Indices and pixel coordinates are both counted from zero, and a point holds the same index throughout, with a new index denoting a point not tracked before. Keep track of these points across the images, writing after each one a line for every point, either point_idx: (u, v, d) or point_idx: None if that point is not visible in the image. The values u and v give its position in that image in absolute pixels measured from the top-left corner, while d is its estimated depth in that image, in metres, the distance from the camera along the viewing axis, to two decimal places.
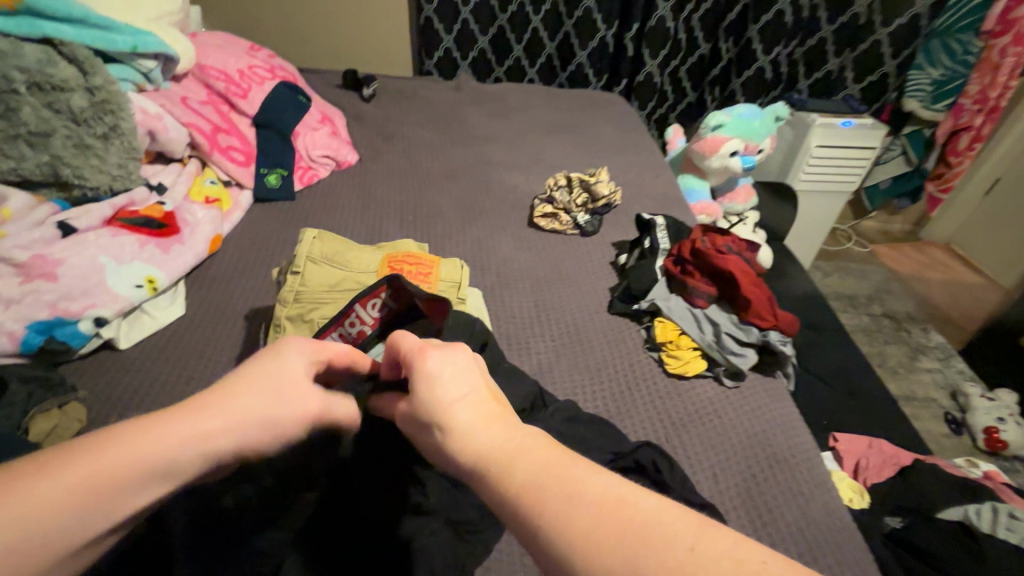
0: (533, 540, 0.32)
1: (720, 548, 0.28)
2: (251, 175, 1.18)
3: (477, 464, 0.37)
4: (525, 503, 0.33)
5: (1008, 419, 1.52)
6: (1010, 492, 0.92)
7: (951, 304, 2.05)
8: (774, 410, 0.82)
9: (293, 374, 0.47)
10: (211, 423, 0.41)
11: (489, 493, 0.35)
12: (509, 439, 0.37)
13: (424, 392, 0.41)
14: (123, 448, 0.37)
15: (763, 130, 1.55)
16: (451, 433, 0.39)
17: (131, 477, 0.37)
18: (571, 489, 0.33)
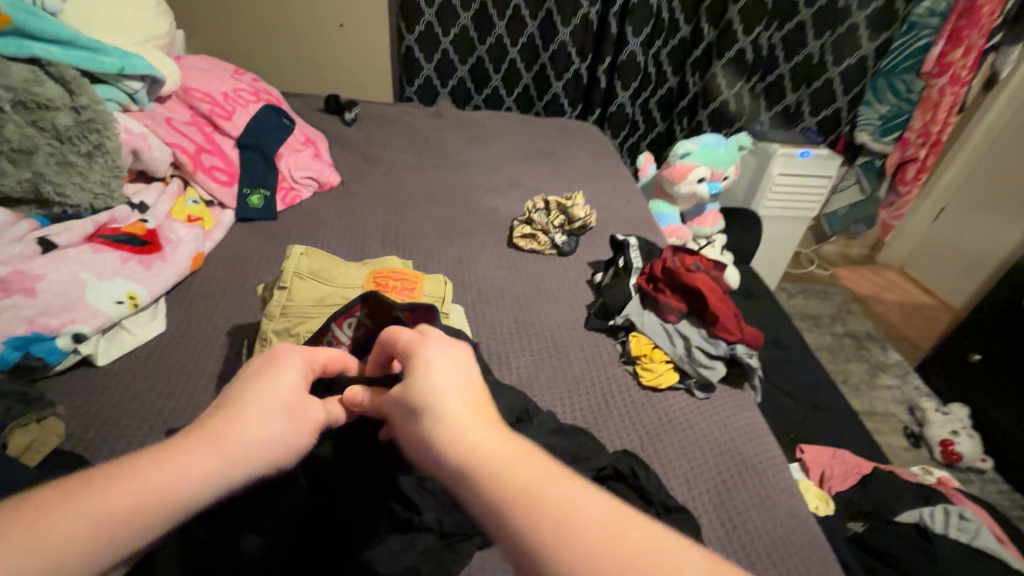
0: (527, 552, 0.34)
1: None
2: (233, 195, 1.19)
3: (467, 464, 0.39)
4: (522, 508, 0.35)
5: (961, 432, 1.61)
6: (960, 496, 0.98)
7: (907, 324, 2.17)
8: (741, 420, 0.86)
9: (295, 384, 0.49)
10: (225, 446, 0.42)
11: (481, 498, 0.37)
12: (503, 444, 0.40)
13: (421, 380, 0.44)
14: (139, 481, 0.38)
15: (728, 159, 1.66)
16: (444, 423, 0.41)
17: (150, 510, 0.38)
18: (569, 509, 0.35)
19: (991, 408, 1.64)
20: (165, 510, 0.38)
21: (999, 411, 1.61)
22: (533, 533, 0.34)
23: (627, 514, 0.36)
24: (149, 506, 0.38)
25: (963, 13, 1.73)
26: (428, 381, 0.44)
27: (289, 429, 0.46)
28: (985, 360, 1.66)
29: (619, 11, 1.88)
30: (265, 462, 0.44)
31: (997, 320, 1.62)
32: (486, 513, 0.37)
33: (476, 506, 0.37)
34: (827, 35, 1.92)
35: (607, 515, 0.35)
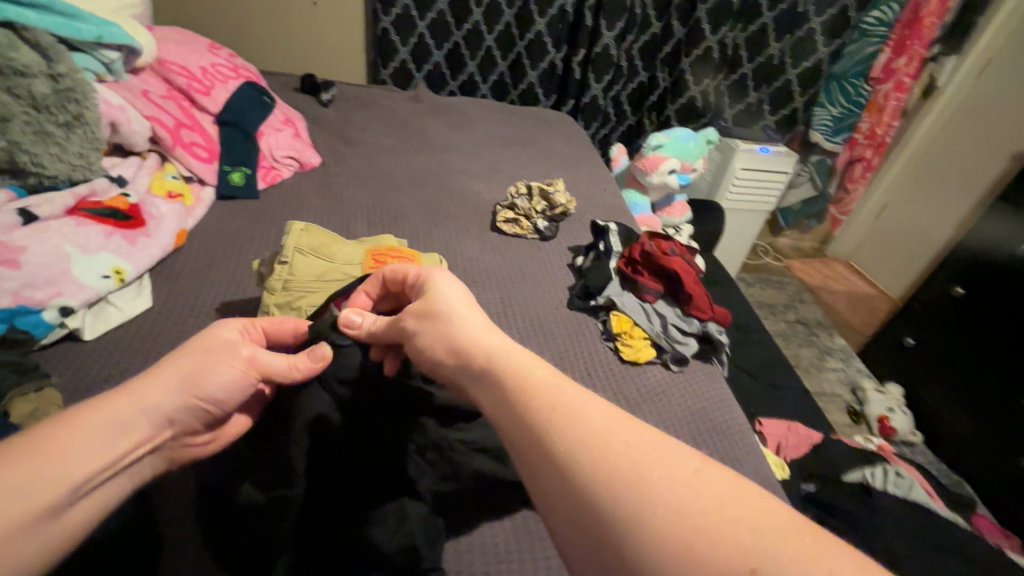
0: (545, 427, 0.44)
1: (720, 476, 0.39)
2: (213, 172, 1.17)
3: (494, 374, 0.50)
4: (542, 403, 0.45)
5: (896, 409, 1.78)
6: (894, 457, 1.11)
7: (852, 311, 2.34)
8: (711, 390, 0.94)
9: (216, 338, 0.60)
10: (142, 390, 0.53)
11: (507, 401, 0.48)
12: (524, 357, 0.51)
13: (440, 300, 0.60)
14: (74, 423, 0.49)
15: (697, 152, 1.75)
16: (465, 336, 0.55)
17: (83, 440, 0.48)
18: (583, 409, 0.44)
19: (921, 387, 1.81)
20: (105, 435, 0.49)
21: (928, 390, 1.78)
22: (545, 425, 0.44)
23: (632, 423, 0.44)
24: (91, 435, 0.48)
25: (907, 25, 1.93)
26: (446, 302, 0.60)
27: (208, 366, 0.57)
28: (918, 344, 1.83)
29: (594, 4, 1.92)
30: (183, 393, 0.55)
31: (930, 306, 1.79)
32: (508, 413, 0.47)
33: (500, 409, 0.48)
34: (787, 38, 2.03)
35: (613, 420, 0.44)
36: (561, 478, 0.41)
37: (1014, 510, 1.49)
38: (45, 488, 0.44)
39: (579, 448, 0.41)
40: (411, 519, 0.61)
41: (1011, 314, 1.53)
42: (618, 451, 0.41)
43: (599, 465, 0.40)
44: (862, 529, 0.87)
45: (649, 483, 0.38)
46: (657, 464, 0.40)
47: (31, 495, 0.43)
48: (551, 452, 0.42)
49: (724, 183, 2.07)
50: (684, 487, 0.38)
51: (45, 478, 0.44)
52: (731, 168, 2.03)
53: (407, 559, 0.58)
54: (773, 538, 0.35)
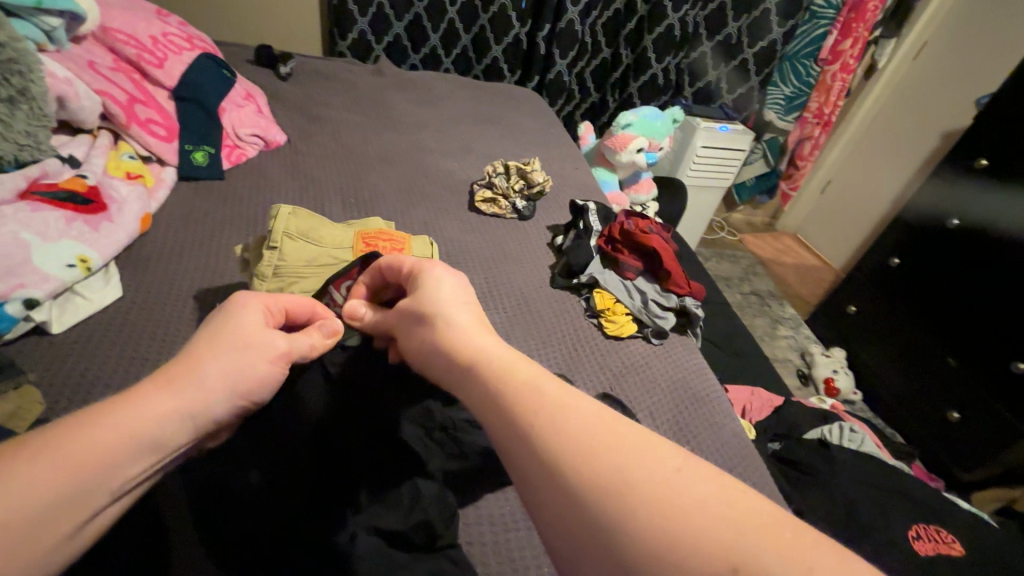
0: (525, 426, 0.41)
1: (705, 476, 0.36)
2: (174, 151, 1.11)
3: (479, 372, 0.48)
4: (522, 401, 0.43)
5: (840, 371, 1.93)
6: (846, 413, 1.22)
7: (800, 282, 2.49)
8: (687, 360, 0.99)
9: (249, 323, 0.55)
10: (187, 390, 0.47)
11: (491, 401, 0.45)
12: (508, 355, 0.48)
13: (430, 295, 0.57)
14: (110, 422, 0.42)
15: (664, 130, 1.79)
16: (452, 334, 0.52)
17: (120, 452, 0.42)
18: (566, 405, 0.41)
19: (861, 350, 1.97)
20: (140, 441, 0.43)
21: (868, 353, 1.94)
22: (530, 424, 0.41)
23: (615, 419, 0.41)
24: (126, 441, 0.42)
25: (852, 7, 2.03)
26: (435, 301, 0.56)
27: (250, 359, 0.52)
28: (860, 311, 1.97)
29: None
30: (228, 393, 0.50)
31: (871, 276, 1.93)
32: (492, 413, 0.44)
33: (484, 408, 0.45)
34: (744, 17, 2.09)
35: (598, 417, 0.41)
36: (547, 480, 0.38)
37: (941, 457, 1.67)
38: (65, 502, 0.38)
39: (563, 446, 0.38)
40: (424, 501, 0.62)
41: (940, 281, 1.68)
42: (599, 449, 0.37)
43: (585, 466, 0.37)
44: (823, 478, 0.93)
45: (632, 487, 0.35)
46: (639, 464, 0.36)
47: (46, 509, 0.37)
48: (536, 452, 0.39)
49: (685, 160, 2.14)
50: (675, 486, 0.35)
51: (68, 489, 0.39)
52: (693, 146, 2.10)
53: (425, 538, 0.60)
54: (763, 542, 0.31)
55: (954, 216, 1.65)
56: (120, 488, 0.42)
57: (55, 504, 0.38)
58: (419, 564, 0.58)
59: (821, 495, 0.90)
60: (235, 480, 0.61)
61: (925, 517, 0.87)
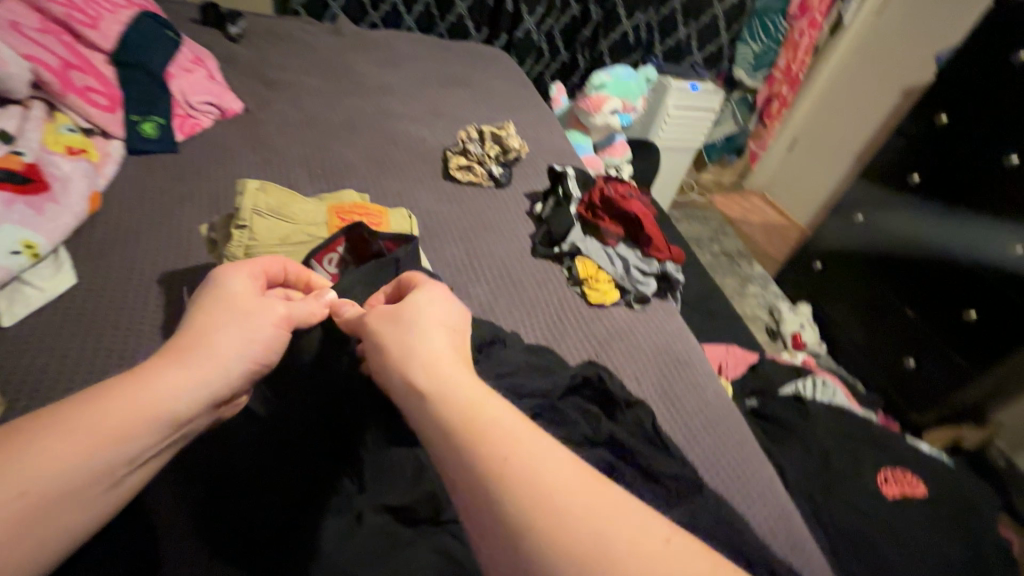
0: (499, 485, 0.38)
1: (685, 548, 0.36)
2: (119, 122, 1.03)
3: (445, 409, 0.43)
4: (495, 455, 0.39)
5: (806, 325, 2.01)
6: (816, 367, 1.27)
7: (767, 241, 2.53)
8: (668, 324, 1.00)
9: (242, 294, 0.54)
10: (200, 359, 0.47)
11: (454, 445, 0.41)
12: (474, 391, 0.44)
13: (409, 310, 0.53)
14: (118, 399, 0.43)
15: (638, 92, 1.76)
16: (421, 360, 0.48)
17: (135, 425, 0.42)
18: (540, 464, 0.39)
19: (826, 304, 2.02)
20: (148, 415, 0.43)
21: (832, 307, 2.00)
22: (500, 479, 0.38)
23: (591, 478, 0.39)
24: (134, 417, 0.43)
25: None
26: (414, 319, 0.52)
27: (256, 328, 0.52)
28: (826, 268, 2.01)
29: None
30: (238, 362, 0.50)
31: (835, 233, 1.96)
32: (453, 455, 0.41)
33: (446, 449, 0.41)
34: None
35: (576, 477, 0.39)
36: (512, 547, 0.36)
37: (896, 400, 1.78)
38: (77, 476, 0.40)
39: (541, 515, 0.36)
40: (423, 476, 0.62)
41: (901, 237, 1.73)
42: (579, 519, 0.36)
43: (561, 536, 0.35)
44: (800, 434, 0.97)
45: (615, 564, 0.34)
46: (620, 536, 0.35)
47: (58, 485, 0.39)
48: (502, 511, 0.37)
49: (657, 121, 2.11)
50: (653, 566, 0.34)
51: (79, 466, 0.40)
52: (665, 107, 2.07)
53: (432, 511, 0.60)
54: None
55: (915, 171, 1.68)
56: (133, 463, 0.43)
57: (66, 480, 0.39)
58: (422, 541, 0.58)
59: (797, 452, 0.94)
60: (228, 466, 0.61)
61: (894, 462, 0.92)
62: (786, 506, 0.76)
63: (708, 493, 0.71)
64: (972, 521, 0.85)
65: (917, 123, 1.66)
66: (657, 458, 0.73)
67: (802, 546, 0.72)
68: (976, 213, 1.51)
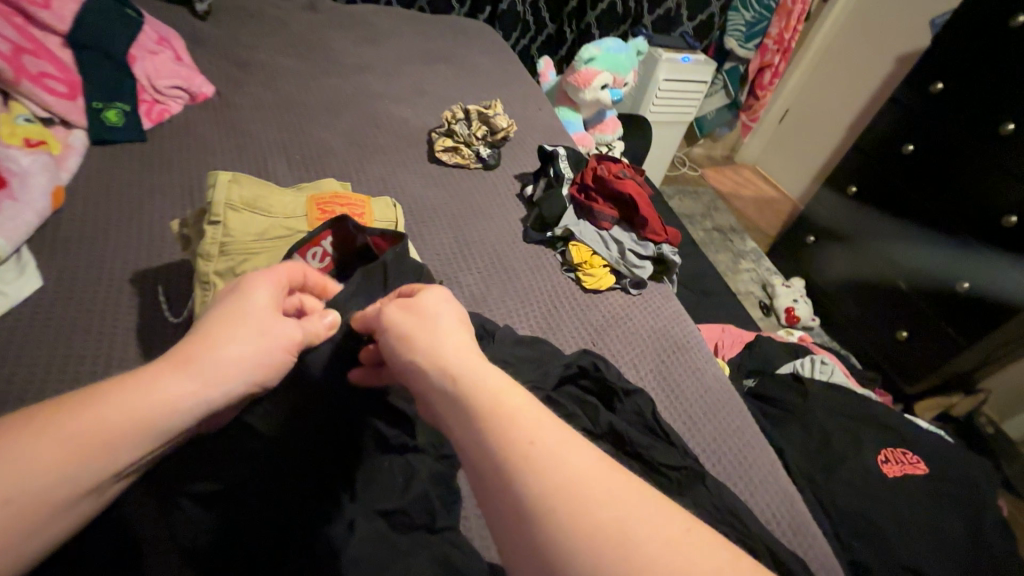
0: (517, 470, 0.36)
1: (711, 537, 0.34)
2: (80, 110, 0.97)
3: (464, 396, 0.41)
4: (513, 440, 0.37)
5: (800, 299, 1.96)
6: (812, 346, 1.26)
7: (759, 215, 2.50)
8: (667, 307, 0.97)
9: (263, 304, 0.50)
10: (204, 371, 0.44)
11: (476, 430, 0.39)
12: (497, 379, 0.42)
13: (426, 306, 0.50)
14: (117, 407, 0.41)
15: (629, 64, 1.69)
16: (438, 349, 0.45)
17: (122, 438, 0.40)
18: (559, 452, 0.37)
19: (819, 277, 1.98)
20: (145, 429, 0.41)
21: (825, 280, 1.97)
22: (520, 464, 0.36)
23: (612, 468, 0.37)
24: (129, 429, 0.41)
25: None
26: (433, 312, 0.49)
27: (268, 345, 0.49)
28: (818, 241, 1.97)
29: None
30: (243, 379, 0.47)
31: (828, 206, 1.92)
32: (475, 439, 0.39)
33: (467, 435, 0.40)
34: None
35: (597, 464, 0.37)
36: (530, 535, 0.34)
37: (888, 373, 1.77)
38: (63, 487, 0.38)
39: (559, 502, 0.34)
40: (418, 480, 0.60)
41: (897, 208, 1.69)
42: (598, 506, 0.34)
43: (583, 521, 0.33)
44: (799, 415, 0.96)
45: (639, 548, 0.32)
46: (644, 522, 0.34)
47: (41, 497, 0.37)
48: (523, 497, 0.35)
49: (648, 95, 2.06)
50: (678, 556, 0.32)
51: (59, 475, 0.38)
52: (655, 80, 2.01)
53: (426, 517, 0.59)
54: None
55: (909, 141, 1.63)
56: (121, 473, 0.41)
57: (51, 491, 0.37)
58: (421, 549, 0.56)
59: (797, 432, 0.94)
60: (216, 479, 0.55)
61: (892, 441, 0.92)
62: (790, 493, 0.75)
63: (709, 481, 0.69)
64: (973, 500, 0.84)
65: (911, 91, 1.62)
66: (658, 447, 0.70)
67: (807, 533, 0.71)
68: (973, 183, 1.48)
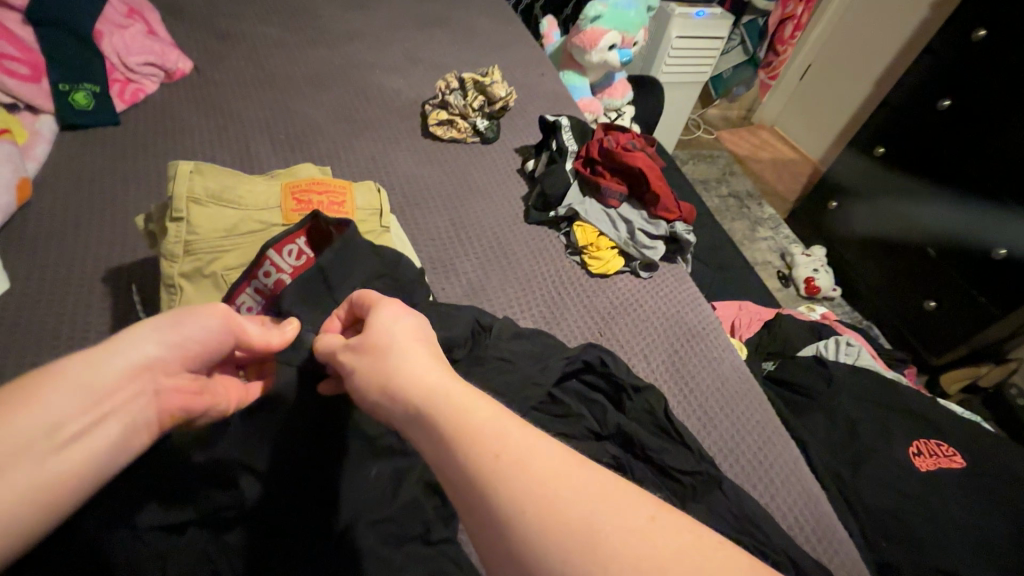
0: (482, 487, 0.32)
1: (681, 525, 0.29)
2: (46, 93, 0.91)
3: (430, 413, 0.37)
4: (475, 454, 0.33)
5: (820, 269, 1.85)
6: (837, 325, 1.18)
7: (778, 178, 2.36)
8: (681, 291, 0.90)
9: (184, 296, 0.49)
10: (126, 337, 0.43)
11: (443, 449, 0.35)
12: (455, 391, 0.37)
13: (377, 327, 0.44)
14: (42, 374, 0.38)
15: (638, 21, 1.55)
16: (403, 370, 0.40)
17: (48, 395, 0.37)
18: (521, 456, 0.33)
19: (842, 245, 1.87)
20: (74, 382, 0.39)
21: (849, 248, 1.84)
22: (487, 479, 0.32)
23: (579, 462, 0.33)
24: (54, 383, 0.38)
25: None
26: (388, 330, 0.44)
27: (199, 313, 0.47)
28: (841, 206, 1.85)
29: None
30: (174, 339, 0.45)
31: (852, 168, 1.79)
32: (443, 457, 0.35)
33: (438, 456, 0.35)
34: None
35: (561, 462, 0.33)
36: (507, 549, 0.30)
37: (912, 344, 1.67)
38: None
39: (527, 510, 0.30)
40: (408, 486, 0.56)
41: (929, 169, 1.56)
42: (563, 510, 0.30)
43: (551, 530, 0.29)
44: (823, 402, 0.90)
45: (609, 549, 0.28)
46: (612, 519, 0.29)
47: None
48: (492, 508, 0.31)
49: (659, 54, 1.92)
50: (647, 554, 0.28)
51: None
52: (667, 37, 1.87)
53: (421, 527, 0.54)
54: None
55: (946, 96, 1.49)
56: (56, 432, 0.37)
57: None
58: (414, 565, 0.52)
59: (820, 422, 0.88)
60: (185, 505, 0.50)
61: (921, 431, 0.86)
62: (813, 492, 0.69)
63: (727, 484, 0.64)
64: (1015, 496, 0.78)
65: (948, 40, 1.46)
66: (671, 450, 0.65)
67: (831, 537, 0.66)
68: (1015, 140, 1.34)
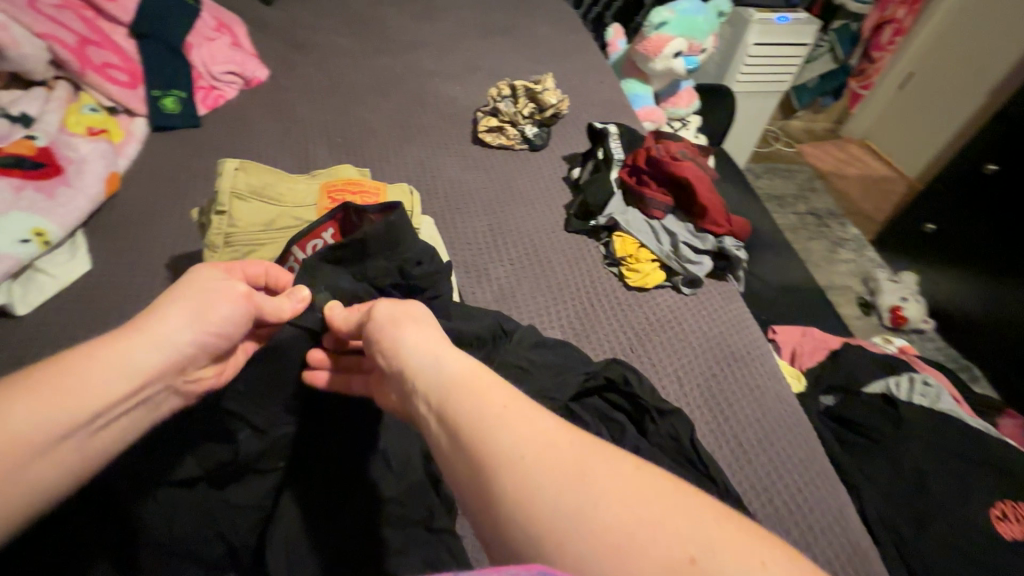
0: (477, 437, 0.34)
1: (658, 471, 0.31)
2: (140, 98, 1.01)
3: (433, 382, 0.39)
4: (473, 410, 0.35)
5: (909, 297, 1.65)
6: (917, 362, 1.05)
7: (865, 195, 2.15)
8: (728, 311, 0.84)
9: (206, 276, 0.51)
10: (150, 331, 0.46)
11: (443, 408, 0.37)
12: (452, 366, 0.39)
13: (385, 306, 0.47)
14: (82, 365, 0.43)
15: (708, 27, 1.48)
16: (410, 341, 0.42)
17: (83, 388, 0.43)
18: (513, 413, 0.34)
19: (936, 273, 1.67)
20: (106, 376, 0.44)
21: (946, 276, 1.64)
22: (482, 430, 0.34)
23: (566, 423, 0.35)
24: (94, 377, 0.43)
25: None
26: (395, 308, 0.47)
27: (215, 303, 0.50)
28: (939, 230, 1.66)
29: None
30: (193, 333, 0.48)
31: (954, 186, 1.59)
32: (443, 417, 0.36)
33: (438, 421, 0.37)
34: None
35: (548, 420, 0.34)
36: (501, 530, 0.31)
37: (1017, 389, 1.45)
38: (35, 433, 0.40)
39: (518, 454, 0.32)
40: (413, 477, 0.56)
41: None
42: (549, 455, 0.32)
43: (537, 466, 0.31)
44: (887, 447, 0.80)
45: (591, 483, 0.30)
46: (596, 463, 0.31)
47: (21, 438, 0.40)
48: (490, 467, 0.32)
49: (734, 62, 1.82)
50: (626, 490, 0.29)
51: (32, 423, 0.40)
52: (743, 45, 1.78)
53: (424, 512, 0.54)
54: (718, 535, 0.28)
55: None
56: (91, 420, 0.43)
57: (28, 433, 0.40)
58: (412, 553, 0.52)
59: (883, 470, 0.77)
60: (197, 463, 0.52)
61: (1008, 489, 0.74)
62: (860, 546, 0.62)
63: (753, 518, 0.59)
64: None
65: None
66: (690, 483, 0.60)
67: None
68: None
